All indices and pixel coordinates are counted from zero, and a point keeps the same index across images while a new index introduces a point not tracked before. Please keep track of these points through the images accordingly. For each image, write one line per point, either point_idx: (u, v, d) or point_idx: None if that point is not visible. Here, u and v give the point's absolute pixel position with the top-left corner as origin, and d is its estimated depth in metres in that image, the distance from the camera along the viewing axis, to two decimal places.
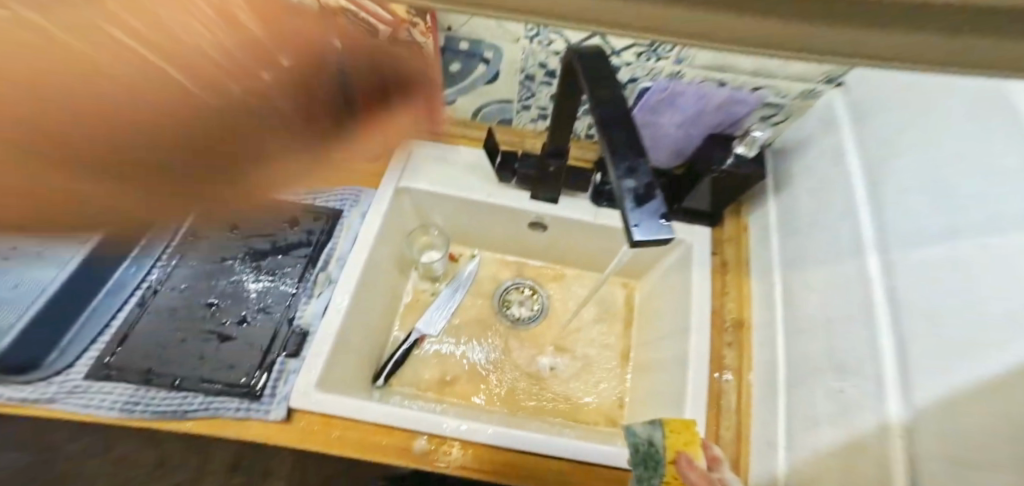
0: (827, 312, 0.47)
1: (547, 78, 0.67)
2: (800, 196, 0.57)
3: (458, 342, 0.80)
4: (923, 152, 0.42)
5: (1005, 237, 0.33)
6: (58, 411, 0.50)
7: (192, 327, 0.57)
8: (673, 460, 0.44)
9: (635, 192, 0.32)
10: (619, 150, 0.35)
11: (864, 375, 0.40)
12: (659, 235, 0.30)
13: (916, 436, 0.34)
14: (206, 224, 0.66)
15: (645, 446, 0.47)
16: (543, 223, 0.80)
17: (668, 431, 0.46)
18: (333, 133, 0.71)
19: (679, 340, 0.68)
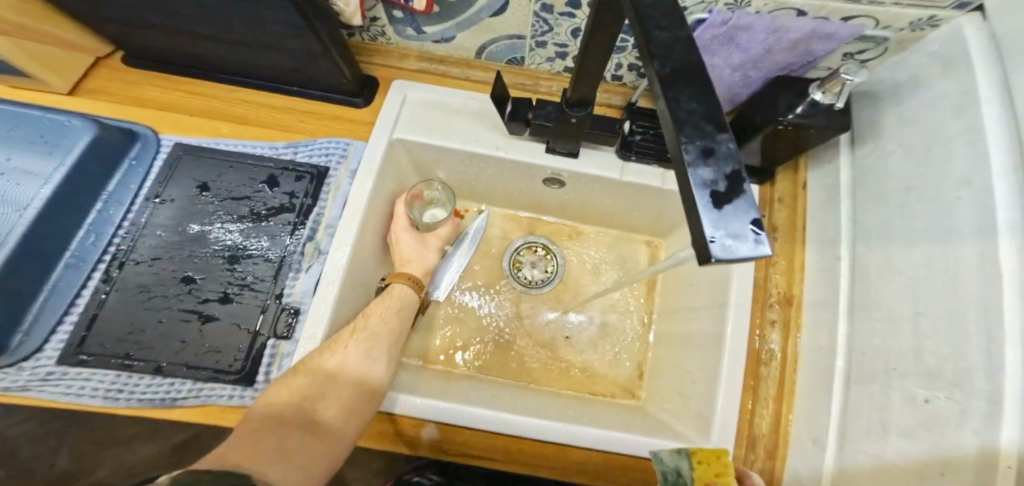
0: (914, 305, 0.38)
1: (562, 13, 0.56)
2: (885, 151, 0.46)
3: (474, 294, 0.76)
4: (1020, 90, 0.33)
5: None
6: (34, 400, 0.46)
7: (168, 305, 0.52)
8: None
9: (713, 185, 0.21)
10: (687, 121, 0.23)
11: (965, 394, 0.32)
12: (748, 254, 0.19)
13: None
14: (173, 184, 0.58)
15: (673, 476, 0.45)
16: (560, 179, 0.70)
17: (697, 463, 0.45)
18: (311, 75, 0.62)
19: (715, 314, 0.60)
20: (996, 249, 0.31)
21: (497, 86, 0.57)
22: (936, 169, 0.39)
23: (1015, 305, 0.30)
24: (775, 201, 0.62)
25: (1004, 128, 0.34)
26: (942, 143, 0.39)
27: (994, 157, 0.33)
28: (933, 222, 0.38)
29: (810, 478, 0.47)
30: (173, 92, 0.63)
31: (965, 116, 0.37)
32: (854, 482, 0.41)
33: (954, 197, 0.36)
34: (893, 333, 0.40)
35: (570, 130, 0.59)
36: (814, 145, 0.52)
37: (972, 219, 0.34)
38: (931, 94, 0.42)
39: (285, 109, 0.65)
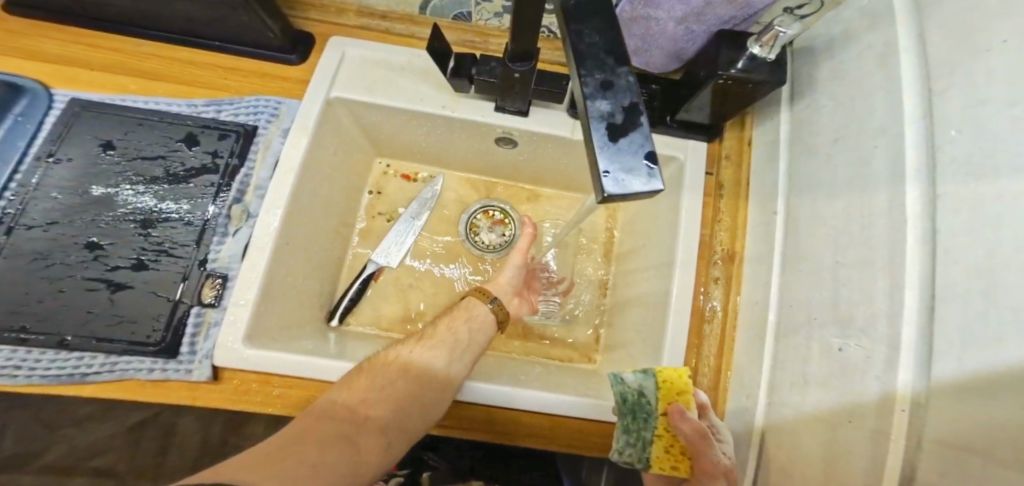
0: (834, 254, 0.39)
1: None
2: (816, 108, 0.47)
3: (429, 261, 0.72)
4: (942, 43, 0.33)
5: None
6: None
7: (72, 274, 0.47)
8: (662, 410, 0.43)
9: (610, 118, 0.22)
10: (588, 54, 0.23)
11: (874, 333, 0.33)
12: (639, 188, 0.20)
13: (927, 413, 0.29)
14: (70, 143, 0.52)
15: (634, 396, 0.44)
16: (512, 138, 0.68)
17: (662, 382, 0.44)
18: (230, 26, 0.56)
19: (662, 273, 0.61)
20: (906, 194, 0.32)
21: (437, 39, 0.55)
22: (861, 121, 0.40)
23: (916, 250, 0.31)
24: (722, 158, 0.63)
25: (918, 77, 0.34)
26: (866, 99, 0.40)
27: (910, 107, 0.34)
28: (856, 171, 0.39)
29: (742, 430, 0.49)
30: (71, 45, 0.57)
31: (885, 69, 0.38)
32: (779, 428, 0.43)
33: (874, 145, 0.37)
34: (815, 283, 0.42)
35: (515, 84, 0.57)
36: (757, 97, 0.53)
37: (888, 165, 0.35)
38: (859, 48, 0.42)
39: (207, 65, 0.60)
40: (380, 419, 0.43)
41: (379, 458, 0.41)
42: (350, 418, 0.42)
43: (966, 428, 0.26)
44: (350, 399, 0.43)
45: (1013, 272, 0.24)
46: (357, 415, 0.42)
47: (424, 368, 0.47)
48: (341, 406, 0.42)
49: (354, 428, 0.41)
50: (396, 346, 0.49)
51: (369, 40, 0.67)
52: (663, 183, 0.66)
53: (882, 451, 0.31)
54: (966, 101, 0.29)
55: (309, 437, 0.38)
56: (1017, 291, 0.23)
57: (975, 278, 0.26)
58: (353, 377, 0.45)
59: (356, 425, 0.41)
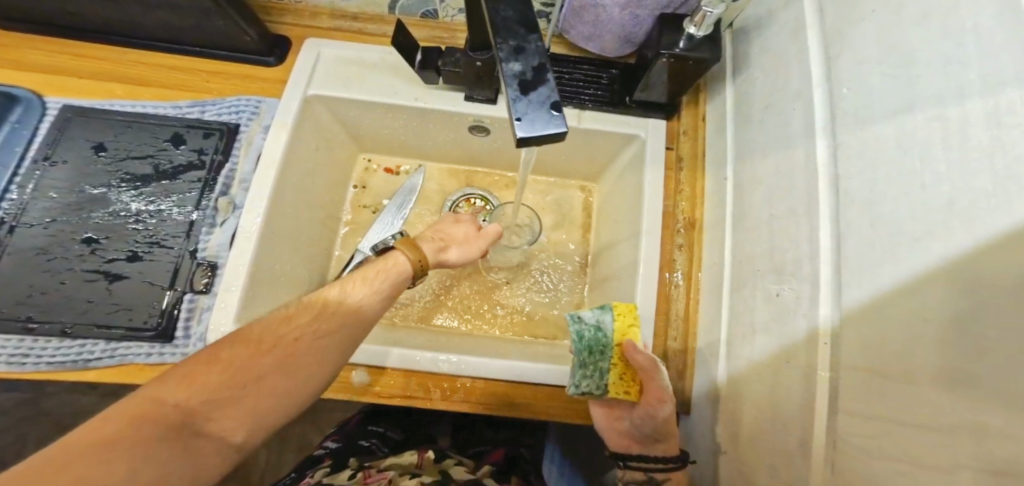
0: (769, 209, 0.42)
1: None
2: (752, 79, 0.51)
3: None
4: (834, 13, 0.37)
5: (909, 120, 0.26)
6: None
7: (73, 268, 0.51)
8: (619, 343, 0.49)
9: (521, 76, 0.24)
10: (503, 25, 0.26)
11: (801, 276, 0.36)
12: (547, 131, 0.24)
13: (842, 344, 0.30)
14: (62, 147, 0.55)
15: (594, 331, 0.49)
16: (484, 126, 0.72)
17: (617, 316, 0.50)
18: (208, 32, 0.60)
19: (631, 245, 0.65)
20: (816, 147, 0.35)
21: (399, 33, 0.58)
22: (782, 87, 0.43)
23: (828, 194, 0.33)
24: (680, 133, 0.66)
25: (821, 42, 0.38)
26: (785, 67, 0.43)
27: (815, 71, 0.38)
28: (780, 133, 0.42)
29: (709, 388, 0.52)
30: (58, 55, 0.60)
31: (799, 39, 0.41)
32: (736, 379, 0.46)
33: (793, 108, 0.40)
34: (755, 240, 0.45)
35: (481, 74, 0.61)
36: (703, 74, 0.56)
37: (802, 124, 0.38)
38: (779, 22, 0.46)
39: (190, 70, 0.63)
40: (247, 424, 0.34)
41: (230, 457, 0.33)
42: (189, 418, 0.32)
43: (864, 352, 0.28)
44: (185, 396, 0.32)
45: (895, 203, 0.26)
46: (194, 417, 0.32)
47: (341, 337, 0.39)
48: (168, 407, 0.31)
49: (189, 427, 0.31)
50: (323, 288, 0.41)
51: (342, 40, 0.70)
52: (630, 161, 0.70)
53: (813, 388, 0.32)
54: (852, 62, 0.33)
55: (109, 457, 0.27)
56: (897, 218, 0.26)
57: (867, 210, 0.29)
58: (182, 364, 0.34)
59: (177, 430, 0.31)
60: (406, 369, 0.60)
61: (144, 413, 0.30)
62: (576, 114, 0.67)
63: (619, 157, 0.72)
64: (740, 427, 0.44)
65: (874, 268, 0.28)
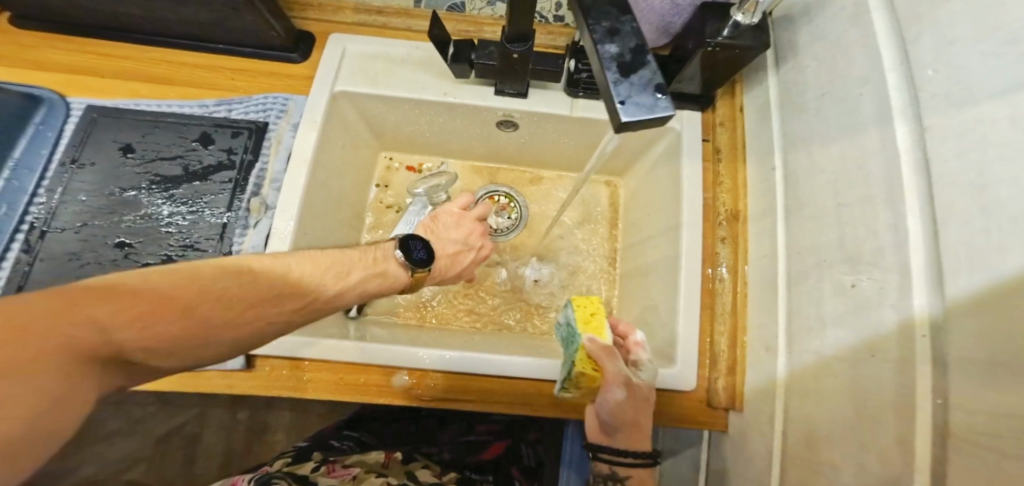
0: (835, 197, 0.41)
1: None
2: (800, 66, 0.50)
3: None
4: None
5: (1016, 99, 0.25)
6: None
7: (107, 273, 0.49)
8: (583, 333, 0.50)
9: (620, 57, 0.23)
10: (594, 5, 0.24)
11: (882, 267, 0.35)
12: (654, 115, 0.22)
13: (944, 335, 0.29)
14: (89, 148, 0.53)
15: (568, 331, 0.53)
16: (513, 121, 0.70)
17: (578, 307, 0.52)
18: (234, 28, 0.58)
19: (668, 240, 0.64)
20: (895, 132, 0.34)
21: (435, 26, 0.57)
22: (843, 74, 0.42)
23: (914, 180, 0.32)
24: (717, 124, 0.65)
25: (892, 25, 0.37)
26: (847, 51, 0.42)
27: (886, 54, 0.36)
28: (846, 119, 0.40)
29: (767, 383, 0.51)
30: (80, 55, 0.58)
31: (861, 21, 0.40)
32: (802, 375, 0.45)
33: (860, 94, 0.39)
34: (818, 230, 0.43)
35: (515, 67, 0.59)
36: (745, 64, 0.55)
37: (873, 109, 0.37)
38: (834, 8, 0.45)
39: (214, 67, 0.61)
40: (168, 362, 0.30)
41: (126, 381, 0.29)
42: (117, 353, 0.27)
43: (974, 344, 0.26)
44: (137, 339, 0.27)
45: (1005, 185, 0.25)
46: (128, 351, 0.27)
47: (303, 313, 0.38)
48: (99, 330, 0.25)
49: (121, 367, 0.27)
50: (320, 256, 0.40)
51: (367, 35, 0.68)
52: (662, 154, 0.69)
53: (910, 378, 0.31)
54: (934, 42, 0.32)
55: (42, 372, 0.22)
56: (1011, 201, 0.24)
57: (972, 195, 0.27)
58: (137, 293, 0.28)
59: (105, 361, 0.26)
60: (448, 371, 0.58)
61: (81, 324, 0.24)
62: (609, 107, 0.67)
63: (651, 151, 0.72)
64: (811, 421, 0.43)
65: (981, 255, 0.26)
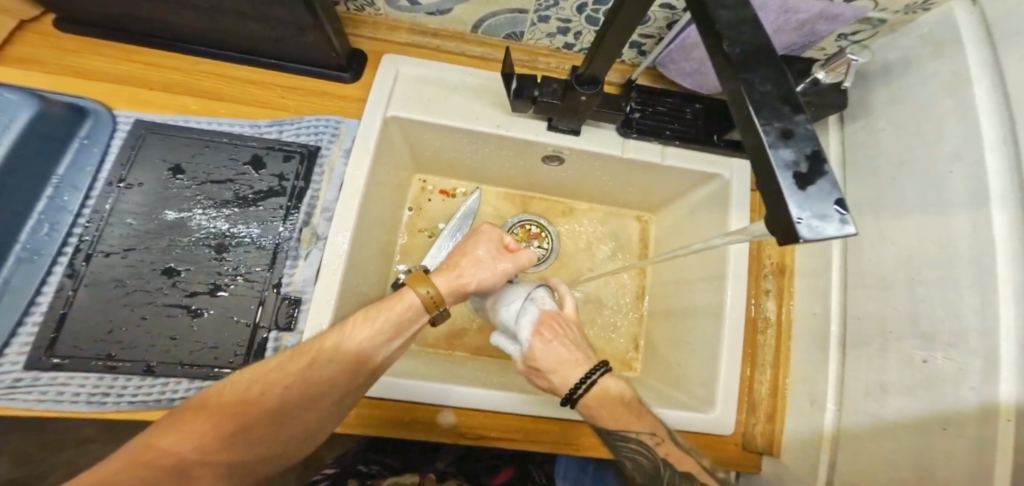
0: (908, 271, 0.43)
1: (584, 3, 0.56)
2: (875, 131, 0.51)
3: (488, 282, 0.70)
4: (1015, 81, 0.37)
5: None
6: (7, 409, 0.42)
7: (154, 300, 0.48)
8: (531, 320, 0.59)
9: (795, 166, 0.23)
10: (763, 103, 0.25)
11: (962, 347, 0.36)
12: (833, 232, 0.21)
13: None
14: (136, 167, 0.51)
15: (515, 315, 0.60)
16: (561, 156, 0.70)
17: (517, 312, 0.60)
18: (297, 46, 0.56)
19: (712, 285, 0.65)
20: (991, 216, 0.36)
21: (509, 58, 0.58)
22: (929, 145, 0.44)
23: (1012, 266, 0.33)
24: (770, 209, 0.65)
25: (997, 99, 0.38)
26: (936, 122, 0.43)
27: (989, 133, 0.38)
28: (929, 193, 0.42)
29: (810, 436, 0.52)
30: (128, 63, 0.56)
31: (956, 98, 0.42)
32: (851, 435, 0.46)
33: (949, 170, 0.40)
34: (886, 297, 0.45)
35: (578, 107, 0.60)
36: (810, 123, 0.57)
37: (966, 190, 0.38)
38: (924, 75, 0.46)
39: (266, 84, 0.59)
40: (236, 456, 0.37)
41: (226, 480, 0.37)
42: (180, 465, 0.34)
43: None
44: (184, 448, 0.35)
45: None
46: (187, 461, 0.35)
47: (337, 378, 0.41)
48: (166, 452, 0.34)
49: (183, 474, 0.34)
50: (344, 326, 0.43)
51: (421, 57, 0.67)
52: (705, 198, 0.71)
53: (992, 460, 0.32)
54: None
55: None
56: None
57: None
58: (197, 410, 0.37)
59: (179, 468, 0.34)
60: (497, 410, 0.57)
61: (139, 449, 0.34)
62: (660, 149, 0.68)
63: (692, 192, 0.74)
64: (863, 481, 0.43)
65: None
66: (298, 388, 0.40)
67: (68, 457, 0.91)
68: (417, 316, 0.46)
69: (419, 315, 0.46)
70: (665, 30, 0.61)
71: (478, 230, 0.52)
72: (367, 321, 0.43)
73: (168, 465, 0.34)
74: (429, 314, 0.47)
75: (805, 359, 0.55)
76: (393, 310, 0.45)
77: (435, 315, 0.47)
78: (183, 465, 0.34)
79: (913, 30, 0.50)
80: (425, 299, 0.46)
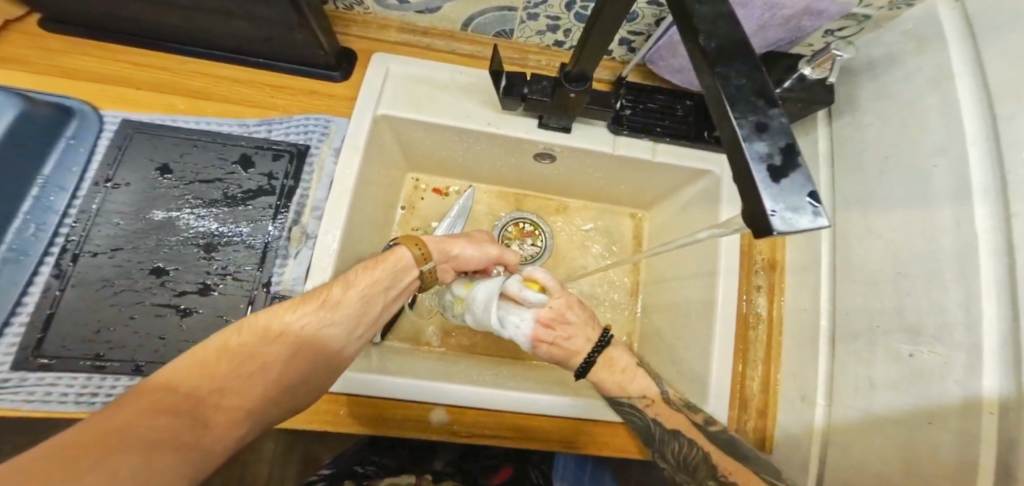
0: (895, 266, 0.43)
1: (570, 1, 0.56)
2: (863, 126, 0.51)
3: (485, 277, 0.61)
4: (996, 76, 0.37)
5: None
6: None
7: (142, 299, 0.48)
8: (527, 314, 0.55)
9: (769, 159, 0.23)
10: (739, 97, 0.25)
11: (947, 340, 0.36)
12: (807, 225, 0.22)
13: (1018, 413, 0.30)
14: (124, 166, 0.51)
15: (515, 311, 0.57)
16: (552, 153, 0.70)
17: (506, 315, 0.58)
18: (285, 46, 0.56)
19: (704, 282, 0.65)
20: (974, 210, 0.36)
21: (497, 54, 0.58)
22: (914, 139, 0.44)
23: (994, 259, 0.34)
24: None
25: (980, 94, 0.38)
26: (920, 117, 0.43)
27: (971, 127, 0.38)
28: (914, 187, 0.42)
29: (801, 432, 0.52)
30: (114, 63, 0.55)
31: (940, 92, 0.42)
32: (841, 429, 0.46)
33: (933, 164, 0.41)
34: (873, 292, 0.45)
35: (567, 104, 0.60)
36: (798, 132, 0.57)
37: (950, 184, 0.38)
38: (909, 71, 0.46)
39: (254, 83, 0.59)
40: (252, 405, 0.34)
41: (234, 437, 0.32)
42: (199, 403, 0.31)
43: None
44: (202, 385, 0.32)
45: None
46: (205, 400, 0.31)
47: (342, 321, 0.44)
48: (180, 393, 0.31)
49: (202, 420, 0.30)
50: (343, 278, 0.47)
51: (411, 55, 0.67)
52: (697, 194, 0.71)
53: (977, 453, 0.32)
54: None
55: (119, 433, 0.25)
56: None
57: None
58: (210, 352, 0.34)
59: (198, 407, 0.30)
60: (489, 407, 0.57)
61: (152, 386, 0.30)
62: (651, 146, 0.68)
63: (683, 189, 0.74)
64: (853, 475, 0.43)
65: None
66: (311, 330, 0.41)
67: None
68: (411, 269, 0.52)
69: (409, 266, 0.52)
70: (654, 27, 0.61)
71: (472, 237, 0.60)
72: (364, 271, 0.48)
73: (184, 405, 0.30)
74: (418, 269, 0.53)
75: (796, 355, 0.56)
76: (391, 259, 0.51)
77: (426, 268, 0.53)
78: (202, 400, 0.31)
79: (899, 25, 0.50)
80: (415, 253, 0.53)
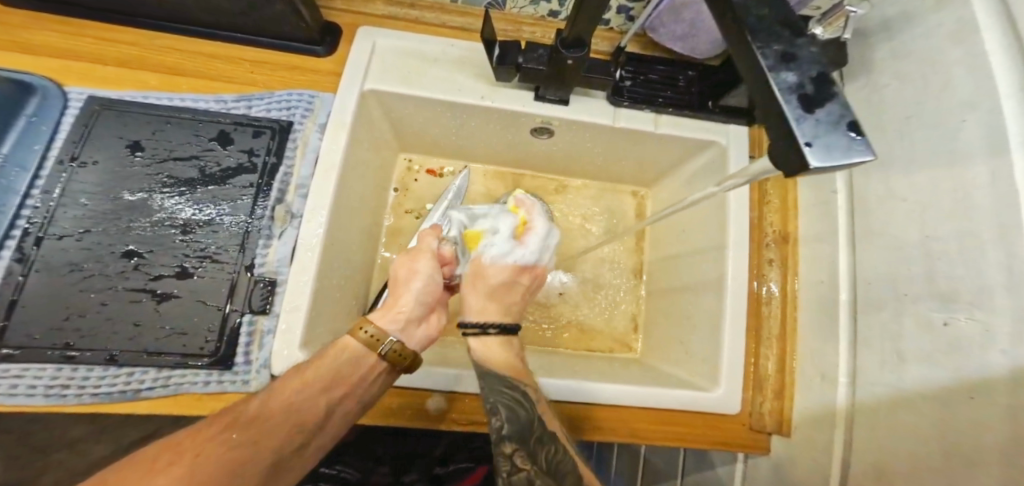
0: (923, 230, 0.39)
1: None
2: (881, 86, 0.48)
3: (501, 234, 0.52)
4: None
5: None
6: None
7: (115, 284, 0.45)
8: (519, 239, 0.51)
9: (800, 89, 0.20)
10: (759, 26, 0.22)
11: (984, 308, 0.33)
12: (850, 159, 0.18)
13: None
14: (92, 144, 0.48)
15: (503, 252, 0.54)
16: (549, 128, 0.66)
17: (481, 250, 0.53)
18: (260, 18, 0.53)
19: (712, 259, 0.62)
20: (1010, 164, 0.32)
21: (488, 23, 0.55)
22: (939, 95, 0.40)
23: None
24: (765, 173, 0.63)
25: (1008, 41, 0.34)
26: (944, 72, 0.40)
27: (1000, 76, 0.34)
28: (940, 145, 0.39)
29: (824, 412, 0.49)
30: (78, 39, 0.52)
31: (964, 43, 0.38)
32: (867, 407, 0.43)
33: (962, 119, 0.37)
34: (899, 261, 0.42)
35: (564, 73, 0.56)
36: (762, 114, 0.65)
37: (983, 138, 0.35)
38: (928, 25, 0.42)
39: (231, 58, 0.55)
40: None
41: None
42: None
43: None
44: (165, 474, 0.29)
45: None
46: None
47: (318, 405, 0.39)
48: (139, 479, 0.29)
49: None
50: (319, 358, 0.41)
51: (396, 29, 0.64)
52: (702, 168, 0.68)
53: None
54: None
55: None
56: None
57: None
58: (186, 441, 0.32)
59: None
60: None
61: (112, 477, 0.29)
62: (654, 118, 0.65)
63: (688, 163, 0.70)
64: (882, 456, 0.41)
65: None
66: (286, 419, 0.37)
67: (61, 456, 0.90)
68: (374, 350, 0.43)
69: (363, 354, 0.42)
70: None
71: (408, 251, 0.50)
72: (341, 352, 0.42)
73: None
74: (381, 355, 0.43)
75: (812, 331, 0.53)
76: (349, 340, 0.42)
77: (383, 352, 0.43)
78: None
79: None
80: (364, 339, 0.43)
